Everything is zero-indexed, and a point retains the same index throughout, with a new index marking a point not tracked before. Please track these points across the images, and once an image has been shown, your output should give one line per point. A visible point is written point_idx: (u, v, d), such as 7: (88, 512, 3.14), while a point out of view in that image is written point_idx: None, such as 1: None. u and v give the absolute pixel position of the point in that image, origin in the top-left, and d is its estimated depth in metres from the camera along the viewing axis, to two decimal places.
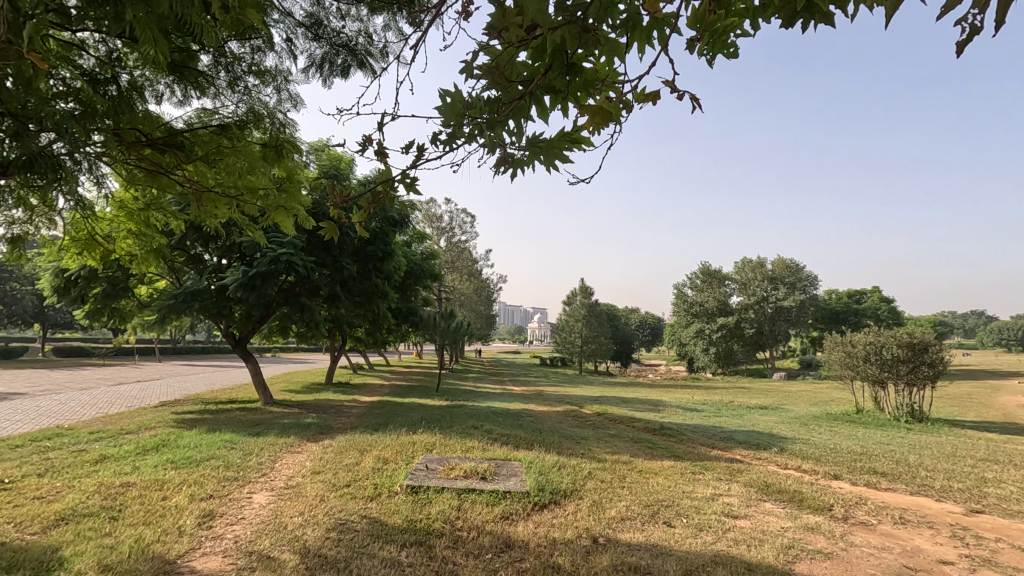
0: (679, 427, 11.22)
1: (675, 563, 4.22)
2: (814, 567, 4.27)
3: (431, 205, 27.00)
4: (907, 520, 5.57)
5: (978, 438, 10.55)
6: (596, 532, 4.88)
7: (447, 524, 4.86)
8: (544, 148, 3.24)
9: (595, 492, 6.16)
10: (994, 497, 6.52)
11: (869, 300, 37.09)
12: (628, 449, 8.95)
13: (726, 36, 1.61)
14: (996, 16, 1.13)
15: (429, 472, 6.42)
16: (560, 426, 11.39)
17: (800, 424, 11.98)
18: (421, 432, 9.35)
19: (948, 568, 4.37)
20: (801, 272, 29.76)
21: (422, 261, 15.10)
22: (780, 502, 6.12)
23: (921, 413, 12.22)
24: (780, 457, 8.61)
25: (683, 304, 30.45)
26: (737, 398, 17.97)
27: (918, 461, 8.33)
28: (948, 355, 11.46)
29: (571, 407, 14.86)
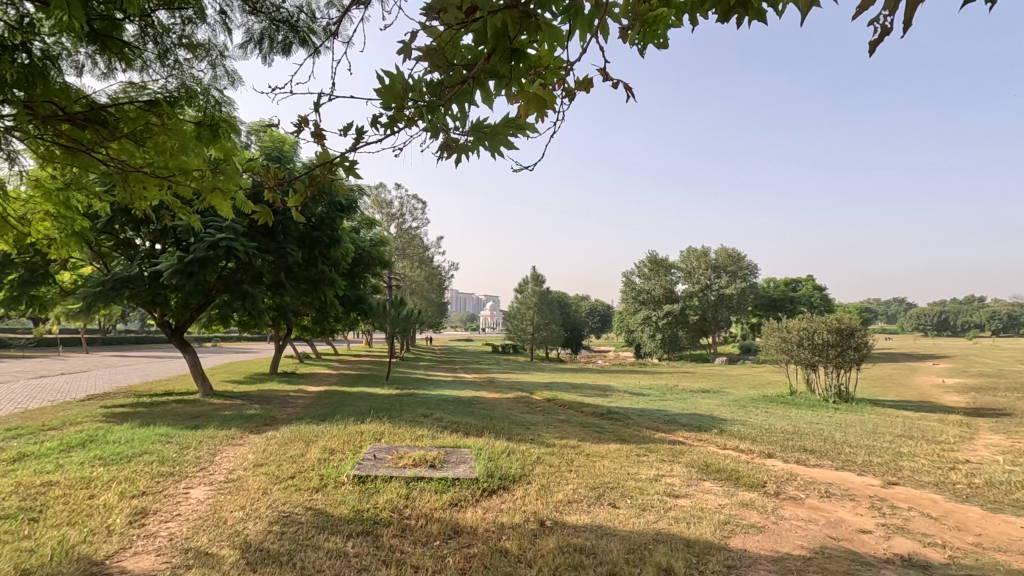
0: (625, 412, 11.54)
1: (619, 542, 4.35)
2: (748, 541, 4.50)
3: (380, 189, 26.40)
4: (832, 493, 5.96)
5: (897, 416, 11.38)
6: (543, 515, 4.97)
7: (395, 513, 4.83)
8: (488, 134, 3.25)
9: (544, 476, 6.27)
10: (908, 470, 7.07)
11: (803, 287, 39.16)
12: (577, 434, 9.13)
13: (658, 28, 1.67)
14: (904, 17, 1.27)
15: (377, 461, 6.34)
16: (510, 412, 11.49)
17: (739, 406, 12.56)
18: (369, 421, 9.22)
19: (867, 537, 4.71)
20: (742, 261, 31.05)
21: (371, 248, 14.79)
22: (718, 481, 6.40)
23: (848, 394, 13.07)
24: (720, 438, 8.99)
25: (631, 291, 31.18)
26: (681, 383, 18.64)
27: (843, 439, 8.91)
28: (872, 339, 12.30)
29: (522, 393, 15.01)
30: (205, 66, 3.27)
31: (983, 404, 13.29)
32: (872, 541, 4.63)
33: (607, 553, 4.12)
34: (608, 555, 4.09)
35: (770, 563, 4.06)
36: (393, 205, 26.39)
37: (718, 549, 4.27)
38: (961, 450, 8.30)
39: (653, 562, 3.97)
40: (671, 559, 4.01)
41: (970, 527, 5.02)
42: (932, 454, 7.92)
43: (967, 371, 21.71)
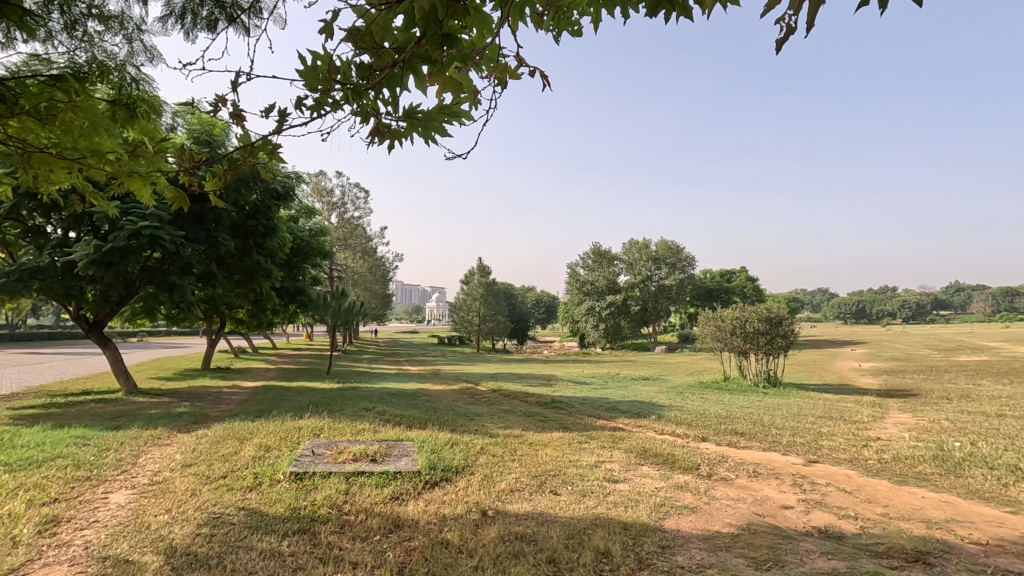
0: (569, 400, 11.75)
1: (559, 528, 4.43)
2: (682, 521, 4.68)
3: (320, 177, 25.46)
4: (759, 473, 6.30)
5: (818, 398, 12.17)
6: (485, 505, 4.98)
7: (334, 509, 4.70)
8: (421, 121, 3.18)
9: (486, 466, 6.29)
10: (827, 448, 7.57)
11: (736, 279, 41.09)
12: (521, 423, 9.21)
13: (570, 15, 1.73)
14: (806, 18, 1.35)
15: (315, 457, 6.15)
16: (455, 404, 11.44)
17: (676, 393, 13.05)
18: (308, 417, 8.94)
19: (789, 512, 5.00)
20: (680, 253, 32.19)
21: (311, 238, 14.27)
22: (656, 465, 6.62)
23: (776, 378, 13.84)
24: (658, 424, 9.30)
25: (575, 282, 31.66)
26: (622, 371, 19.17)
27: (770, 421, 9.42)
28: (797, 327, 13.08)
29: (467, 384, 15.00)
30: (120, 41, 2.99)
31: (893, 386, 14.44)
32: (794, 516, 4.93)
33: (547, 540, 4.17)
34: (548, 541, 4.15)
35: (702, 541, 4.24)
36: (334, 194, 25.53)
37: (653, 530, 4.42)
38: (873, 429, 8.98)
39: (592, 547, 4.06)
40: (609, 543, 4.11)
41: (879, 499, 5.44)
42: (848, 433, 8.52)
43: (881, 356, 23.49)
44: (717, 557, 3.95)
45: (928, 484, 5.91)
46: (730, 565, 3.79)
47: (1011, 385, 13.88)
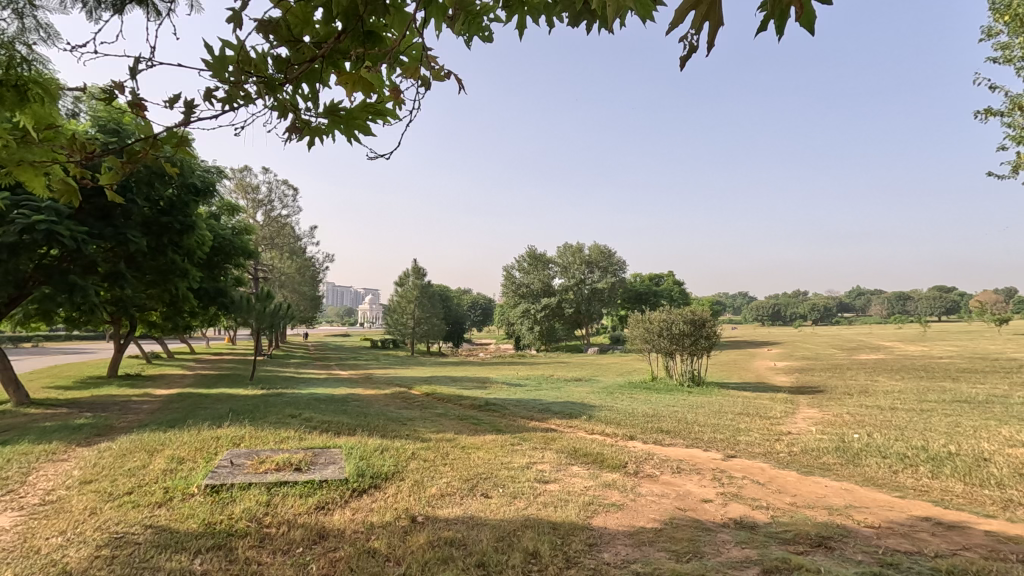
0: (502, 402, 11.79)
1: (489, 531, 4.41)
2: (608, 519, 4.81)
3: (245, 172, 24.14)
4: (681, 468, 6.58)
5: (737, 396, 12.90)
6: (415, 511, 4.88)
7: (253, 522, 4.46)
8: (343, 118, 3.10)
9: (418, 471, 6.18)
10: (744, 443, 8.02)
11: (664, 282, 42.83)
12: (453, 427, 9.13)
13: (479, 19, 1.76)
14: (709, 38, 1.46)
15: (233, 468, 5.81)
16: (387, 408, 11.18)
17: (607, 393, 13.40)
18: (227, 425, 8.44)
19: (709, 505, 5.25)
20: (612, 257, 33.26)
21: (234, 236, 13.50)
22: (585, 464, 6.76)
23: (699, 378, 14.53)
24: (588, 424, 9.49)
25: (510, 285, 31.82)
26: (555, 373, 19.46)
27: (693, 419, 9.88)
28: (719, 329, 13.81)
29: (400, 388, 14.71)
30: (10, 16, 2.70)
31: (803, 383, 15.56)
32: (713, 509, 5.18)
33: (477, 543, 4.15)
34: (478, 545, 4.13)
35: (627, 537, 4.37)
36: (260, 191, 24.29)
37: (581, 529, 4.50)
38: (784, 424, 9.60)
39: (521, 548, 4.08)
40: (538, 543, 4.14)
41: (788, 489, 5.83)
42: (763, 428, 9.07)
43: (793, 355, 25.30)
44: (641, 551, 4.08)
45: (830, 474, 6.39)
46: (652, 559, 3.92)
47: (901, 381, 15.29)
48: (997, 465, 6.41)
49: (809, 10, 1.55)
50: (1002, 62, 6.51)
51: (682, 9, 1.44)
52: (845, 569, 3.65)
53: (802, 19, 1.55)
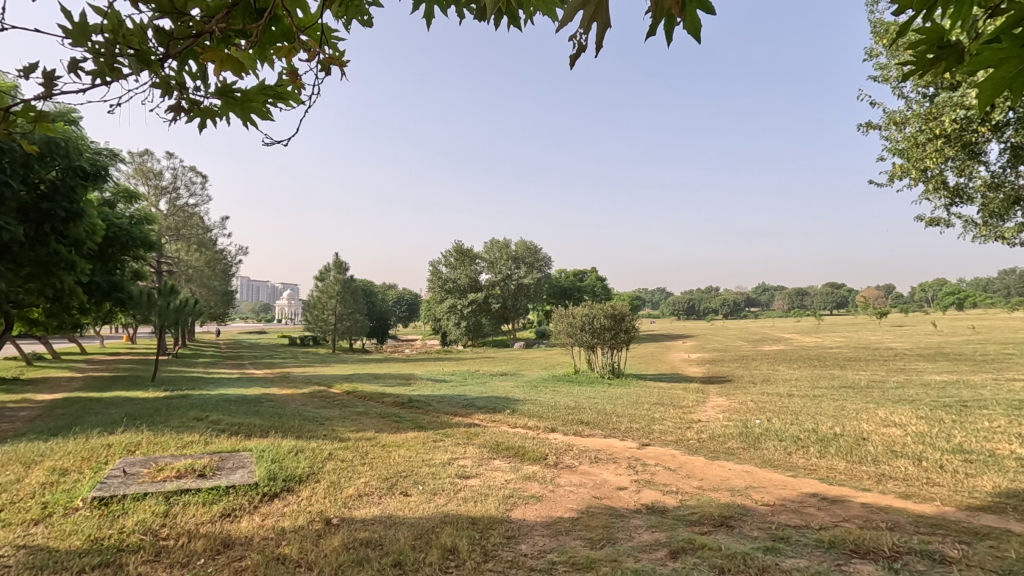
0: (426, 399, 11.62)
1: (407, 530, 4.33)
2: (526, 511, 4.86)
3: (145, 156, 22.12)
4: (599, 458, 6.78)
5: (654, 387, 13.51)
6: (330, 514, 4.70)
7: (147, 535, 4.11)
8: (238, 101, 2.91)
9: (334, 472, 5.96)
10: (657, 432, 8.40)
11: (588, 278, 44.02)
12: (374, 425, 8.89)
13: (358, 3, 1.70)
14: (595, 39, 1.49)
15: (126, 478, 5.33)
16: (304, 408, 10.70)
17: (531, 387, 13.59)
18: (121, 431, 7.75)
19: (623, 493, 5.45)
20: (538, 254, 33.79)
21: (131, 225, 12.36)
22: (507, 458, 6.80)
23: (619, 370, 15.08)
24: (512, 418, 9.56)
25: (436, 280, 31.47)
26: (481, 368, 19.48)
27: (612, 409, 10.23)
28: (637, 323, 14.40)
29: (319, 387, 14.13)
30: None
31: (713, 374, 16.54)
32: (627, 496, 5.39)
33: (394, 543, 4.06)
34: (395, 544, 4.04)
35: (545, 528, 4.45)
36: (163, 177, 22.39)
37: (499, 522, 4.53)
38: (695, 413, 10.14)
39: (439, 545, 4.03)
40: (457, 539, 4.11)
41: (696, 474, 6.17)
42: (676, 417, 9.53)
43: (706, 348, 26.87)
44: (558, 541, 4.17)
45: (734, 458, 6.83)
46: (568, 548, 4.01)
47: (798, 370, 16.61)
48: (874, 443, 7.12)
49: (695, 19, 1.60)
50: (880, 80, 7.18)
51: (570, 10, 1.45)
52: (743, 545, 3.90)
53: (686, 25, 1.59)
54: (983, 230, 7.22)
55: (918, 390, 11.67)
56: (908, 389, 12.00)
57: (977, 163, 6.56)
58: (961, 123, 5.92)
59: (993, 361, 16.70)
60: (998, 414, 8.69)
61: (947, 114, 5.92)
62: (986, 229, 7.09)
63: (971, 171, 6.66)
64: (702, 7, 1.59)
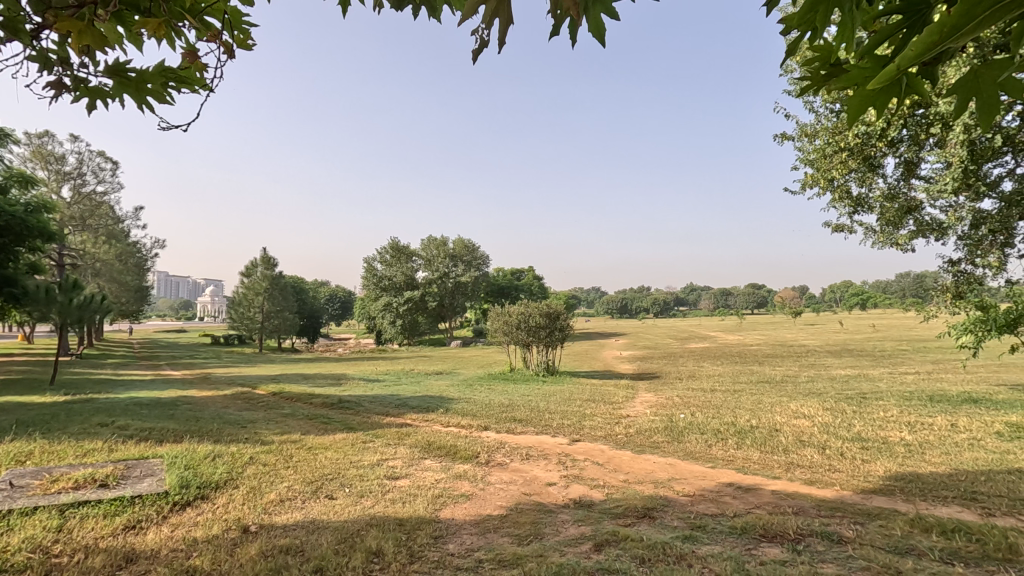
0: (356, 399, 11.28)
1: (330, 534, 4.18)
2: (455, 510, 4.82)
3: (45, 137, 20.09)
4: (530, 455, 6.84)
5: (587, 384, 13.82)
6: (247, 521, 4.47)
7: (36, 553, 3.74)
8: (133, 82, 2.70)
9: (255, 477, 5.67)
10: (587, 428, 8.59)
11: (526, 277, 44.46)
12: (301, 427, 8.54)
13: None
14: (499, 34, 1.49)
15: (13, 491, 4.83)
16: (224, 411, 10.12)
17: (466, 385, 13.55)
18: (10, 440, 7.02)
19: (552, 488, 5.53)
20: (476, 252, 33.75)
21: (27, 214, 11.21)
22: (438, 458, 6.72)
23: (553, 367, 15.30)
24: (445, 417, 9.47)
25: (372, 277, 30.69)
26: (416, 367, 19.20)
27: (545, 406, 10.37)
28: (570, 321, 14.68)
29: (242, 388, 13.42)
30: None
31: (643, 370, 17.13)
32: (556, 491, 5.46)
33: (316, 548, 3.91)
34: (317, 549, 3.89)
35: (473, 526, 4.42)
36: (66, 161, 20.43)
37: (427, 522, 4.46)
38: (625, 408, 10.44)
39: (363, 548, 3.91)
40: (382, 541, 4.01)
41: (623, 468, 6.35)
42: (606, 413, 9.77)
43: (637, 345, 27.84)
44: (485, 539, 4.16)
45: (658, 451, 7.09)
46: (496, 545, 4.01)
47: (721, 366, 17.45)
48: (785, 434, 7.59)
49: (599, 22, 1.63)
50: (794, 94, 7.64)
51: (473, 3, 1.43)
52: (662, 535, 4.05)
53: (590, 27, 1.62)
54: (881, 237, 7.82)
55: (825, 384, 12.59)
56: (816, 383, 12.94)
57: (875, 175, 7.11)
58: (862, 138, 6.40)
59: (889, 357, 18.33)
60: (892, 405, 9.52)
61: (849, 130, 6.40)
62: (883, 237, 7.70)
63: (871, 182, 7.21)
64: (606, 12, 1.61)
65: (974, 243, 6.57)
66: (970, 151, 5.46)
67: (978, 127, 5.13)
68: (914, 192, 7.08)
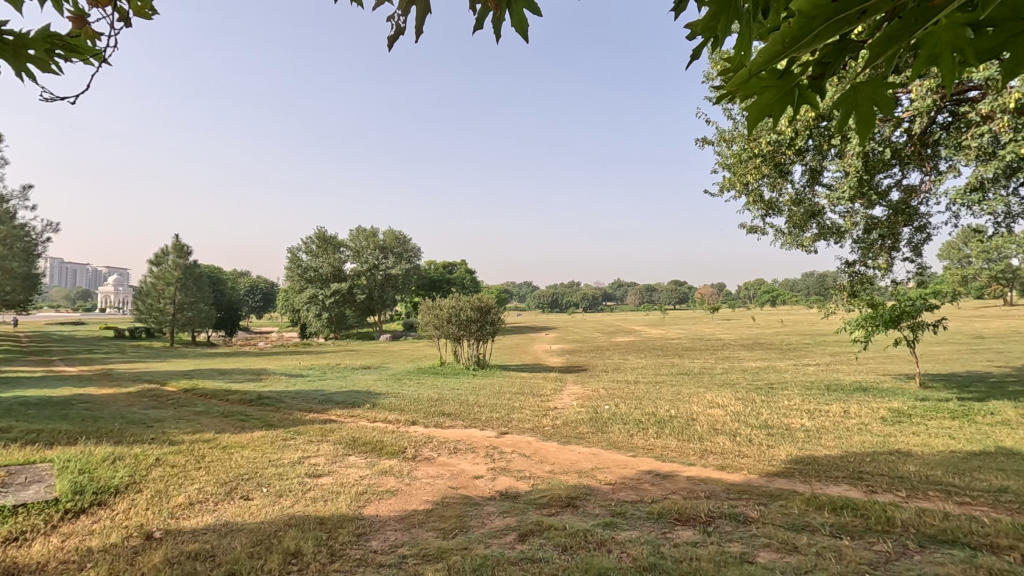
0: (277, 395, 10.77)
1: (245, 537, 3.98)
2: (380, 506, 4.72)
3: None
4: (457, 449, 6.83)
5: (516, 377, 13.97)
6: (152, 527, 4.16)
7: None
8: (9, 47, 2.41)
9: (161, 480, 5.29)
10: (516, 420, 8.68)
11: (458, 271, 44.29)
12: (215, 425, 8.05)
13: None
14: (415, 23, 1.48)
15: None
16: (127, 409, 9.35)
17: (394, 379, 13.30)
18: None
19: (479, 481, 5.55)
20: (407, 244, 33.21)
21: None
22: (363, 454, 6.55)
23: (483, 361, 15.35)
24: (371, 412, 9.25)
25: (296, 268, 29.43)
26: (343, 361, 18.66)
27: (474, 400, 10.38)
28: (501, 316, 14.76)
29: (149, 385, 12.46)
30: None
31: (571, 364, 17.54)
32: (483, 484, 5.49)
33: (228, 552, 3.70)
34: (229, 554, 3.68)
35: (397, 522, 4.36)
36: None
37: (349, 520, 4.33)
38: (553, 400, 10.65)
39: (280, 549, 3.75)
40: (301, 541, 3.87)
41: (549, 459, 6.48)
42: (534, 405, 9.92)
43: (566, 339, 28.55)
44: (410, 534, 4.11)
45: (583, 441, 7.30)
46: (420, 540, 3.97)
47: (644, 359, 18.21)
48: (700, 423, 8.03)
49: (522, 18, 1.62)
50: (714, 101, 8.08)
51: None
52: (585, 523, 4.17)
53: (515, 23, 1.61)
54: (788, 239, 8.41)
55: (737, 376, 13.44)
56: (730, 374, 13.79)
57: (785, 180, 7.66)
58: (774, 145, 6.88)
59: (793, 350, 19.85)
60: (795, 394, 10.30)
61: (763, 137, 6.86)
62: (791, 238, 8.29)
63: (781, 187, 7.76)
64: (529, 8, 1.59)
65: (867, 246, 7.22)
66: (865, 162, 6.01)
67: (871, 140, 5.66)
68: (817, 198, 7.69)
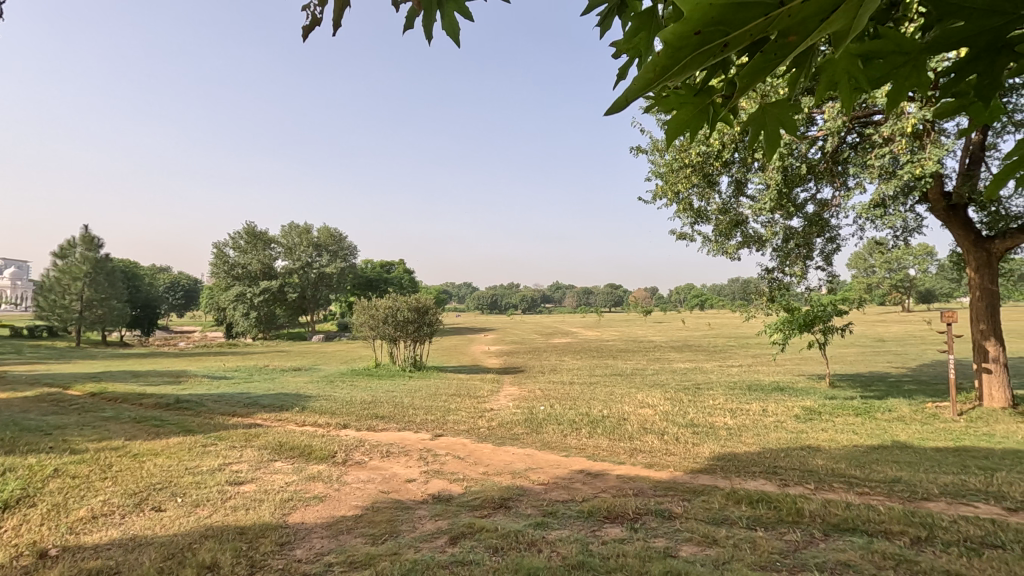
0: (197, 399, 10.14)
1: (154, 551, 3.70)
2: (306, 514, 4.54)
3: None
4: (390, 452, 6.68)
5: (453, 378, 13.87)
6: (45, 545, 3.79)
7: None
8: None
9: (59, 492, 4.83)
10: (451, 422, 8.60)
11: (396, 271, 43.53)
12: (125, 432, 7.47)
13: None
14: (331, 15, 1.44)
15: None
16: (22, 416, 8.49)
17: (326, 381, 12.85)
18: None
19: (411, 485, 5.45)
20: (343, 242, 32.25)
21: None
22: (289, 459, 6.28)
23: (420, 362, 15.13)
24: (300, 416, 8.89)
25: (221, 265, 27.92)
26: (270, 362, 17.85)
27: (409, 402, 10.21)
28: (439, 316, 14.62)
29: (49, 388, 11.38)
30: None
31: (508, 365, 17.61)
32: (415, 487, 5.40)
33: (134, 568, 3.43)
34: (135, 570, 3.42)
35: (324, 529, 4.20)
36: None
37: (272, 529, 4.14)
38: (489, 402, 10.66)
39: (194, 563, 3.52)
40: (218, 553, 3.65)
41: (483, 460, 6.47)
42: (470, 407, 9.87)
43: (504, 340, 28.71)
44: (337, 541, 3.97)
45: (518, 442, 7.34)
46: (348, 547, 3.84)
47: (580, 360, 18.58)
48: (631, 422, 8.27)
49: (453, 22, 1.60)
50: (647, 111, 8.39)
51: None
52: (516, 523, 4.19)
53: (446, 27, 1.59)
54: (715, 246, 8.81)
55: (666, 376, 13.98)
56: (659, 374, 14.31)
57: (713, 190, 8.03)
58: (702, 157, 7.21)
59: (718, 352, 20.89)
60: (719, 394, 10.83)
61: (693, 149, 7.17)
62: (717, 245, 8.68)
63: (709, 197, 8.13)
64: (460, 12, 1.57)
65: (785, 254, 7.66)
66: (784, 176, 6.39)
67: (789, 155, 6.03)
68: (741, 208, 8.13)
